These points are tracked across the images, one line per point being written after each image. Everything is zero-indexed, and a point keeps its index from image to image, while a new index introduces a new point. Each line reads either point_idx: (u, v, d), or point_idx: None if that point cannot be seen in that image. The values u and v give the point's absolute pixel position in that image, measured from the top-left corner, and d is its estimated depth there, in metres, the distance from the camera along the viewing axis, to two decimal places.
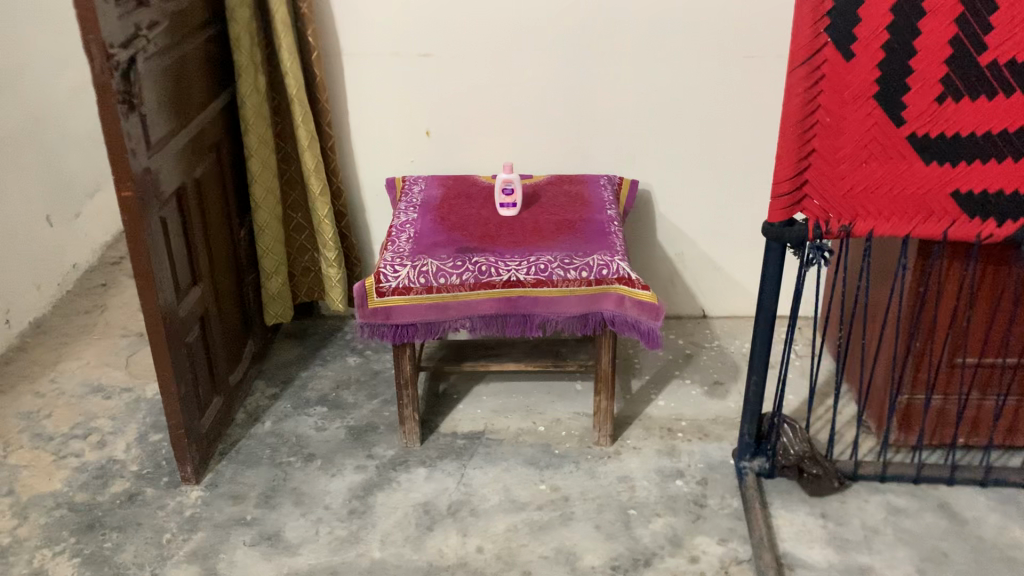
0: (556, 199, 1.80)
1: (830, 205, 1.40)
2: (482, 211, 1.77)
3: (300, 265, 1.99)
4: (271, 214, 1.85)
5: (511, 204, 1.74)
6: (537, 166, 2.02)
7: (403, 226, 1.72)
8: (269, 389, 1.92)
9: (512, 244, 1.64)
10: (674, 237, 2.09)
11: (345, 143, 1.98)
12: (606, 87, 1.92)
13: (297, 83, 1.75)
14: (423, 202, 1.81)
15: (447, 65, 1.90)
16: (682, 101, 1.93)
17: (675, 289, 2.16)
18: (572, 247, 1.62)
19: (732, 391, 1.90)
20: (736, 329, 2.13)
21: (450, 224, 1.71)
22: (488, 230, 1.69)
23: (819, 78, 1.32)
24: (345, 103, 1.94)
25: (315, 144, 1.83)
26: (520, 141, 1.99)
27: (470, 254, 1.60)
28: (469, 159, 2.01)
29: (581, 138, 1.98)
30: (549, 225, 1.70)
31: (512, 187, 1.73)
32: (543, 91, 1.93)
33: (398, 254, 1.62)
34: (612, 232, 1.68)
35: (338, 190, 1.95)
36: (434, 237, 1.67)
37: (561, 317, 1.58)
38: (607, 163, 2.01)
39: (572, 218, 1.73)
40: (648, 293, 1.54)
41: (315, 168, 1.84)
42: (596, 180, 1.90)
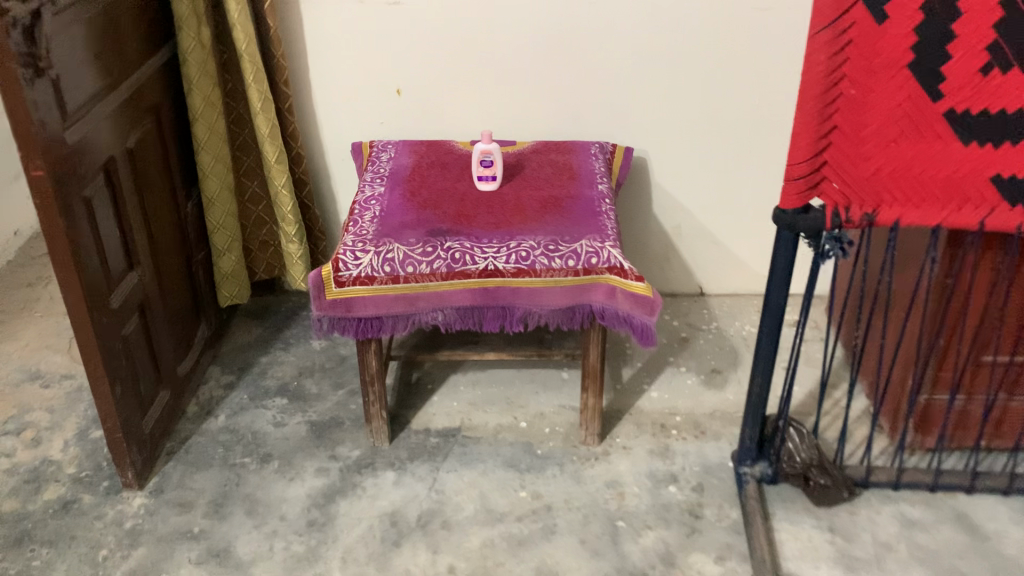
0: (541, 172, 1.61)
1: (852, 189, 1.22)
2: (457, 184, 1.58)
3: (258, 239, 1.80)
4: (222, 185, 1.65)
5: (490, 177, 1.55)
6: (520, 131, 1.83)
7: (368, 202, 1.53)
8: (224, 377, 1.75)
9: (491, 225, 1.46)
10: (671, 209, 1.91)
11: (307, 104, 1.78)
12: (598, 43, 1.72)
13: (246, 38, 1.54)
14: (391, 172, 1.62)
15: (419, 16, 1.68)
16: (681, 59, 1.73)
17: (670, 264, 1.98)
18: (558, 231, 1.44)
19: (731, 380, 1.75)
20: (736, 310, 1.97)
21: (421, 200, 1.53)
22: (463, 208, 1.51)
23: (845, 43, 1.13)
24: (305, 58, 1.73)
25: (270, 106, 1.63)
26: (501, 103, 1.79)
27: (441, 238, 1.42)
28: (445, 122, 1.81)
29: (569, 100, 1.79)
30: (533, 203, 1.52)
31: (490, 159, 1.54)
32: (527, 47, 1.72)
33: (361, 236, 1.43)
34: (603, 211, 1.50)
35: (299, 157, 1.75)
36: (402, 216, 1.48)
37: (544, 311, 1.42)
38: (597, 127, 1.82)
39: (558, 195, 1.54)
40: (643, 285, 1.36)
41: (271, 134, 1.64)
42: (585, 149, 1.71)
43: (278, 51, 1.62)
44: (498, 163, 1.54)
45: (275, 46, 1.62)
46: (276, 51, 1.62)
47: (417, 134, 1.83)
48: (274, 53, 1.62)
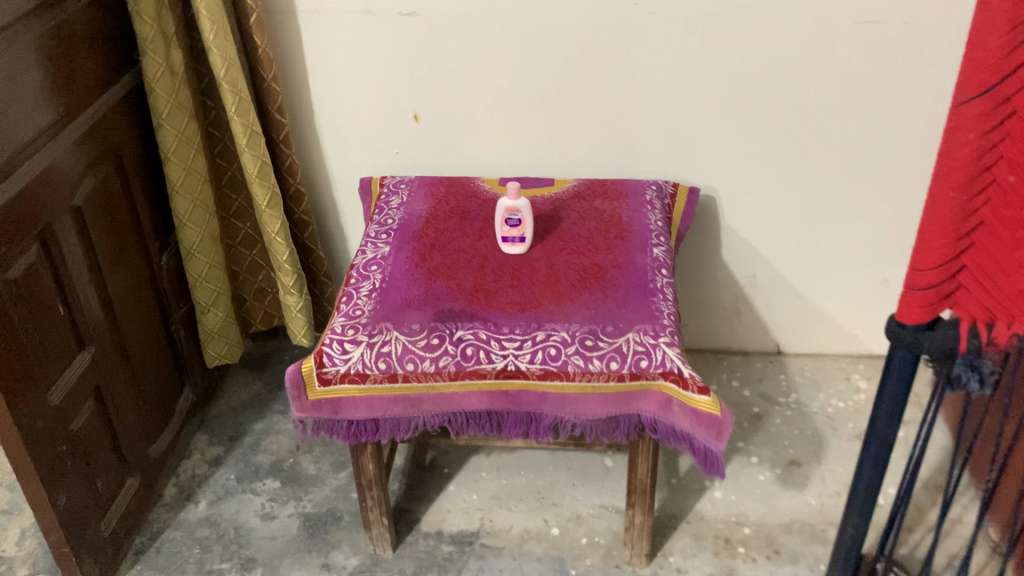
0: (581, 228, 1.31)
1: (1001, 303, 0.89)
2: (477, 244, 1.28)
3: (252, 286, 1.54)
4: (204, 232, 1.39)
5: (518, 238, 1.25)
6: (561, 163, 1.53)
7: (368, 266, 1.24)
8: (211, 449, 1.51)
9: (516, 306, 1.16)
10: (744, 256, 1.59)
11: (310, 130, 1.50)
12: (659, 62, 1.40)
13: (225, 61, 1.26)
14: (400, 224, 1.33)
15: (441, 29, 1.38)
16: (762, 84, 1.40)
17: (741, 320, 1.66)
18: (599, 315, 1.13)
19: (812, 478, 1.43)
20: (819, 376, 1.64)
21: (432, 267, 1.24)
22: (483, 279, 1.21)
23: (1006, 116, 0.79)
24: (307, 79, 1.44)
25: (260, 139, 1.35)
26: (538, 131, 1.49)
27: (452, 322, 1.13)
28: (472, 153, 1.52)
29: (622, 127, 1.47)
30: (569, 273, 1.22)
31: (518, 217, 1.24)
32: (572, 66, 1.41)
33: (353, 318, 1.15)
34: (657, 287, 1.19)
35: (299, 193, 1.48)
36: (406, 289, 1.20)
37: (580, 419, 1.12)
38: (656, 159, 1.50)
39: (600, 261, 1.23)
40: (708, 400, 1.05)
41: (262, 173, 1.37)
42: (639, 193, 1.40)
43: (268, 72, 1.34)
44: (529, 220, 1.24)
45: (266, 65, 1.33)
46: (267, 72, 1.34)
47: (438, 167, 1.54)
48: (264, 74, 1.34)
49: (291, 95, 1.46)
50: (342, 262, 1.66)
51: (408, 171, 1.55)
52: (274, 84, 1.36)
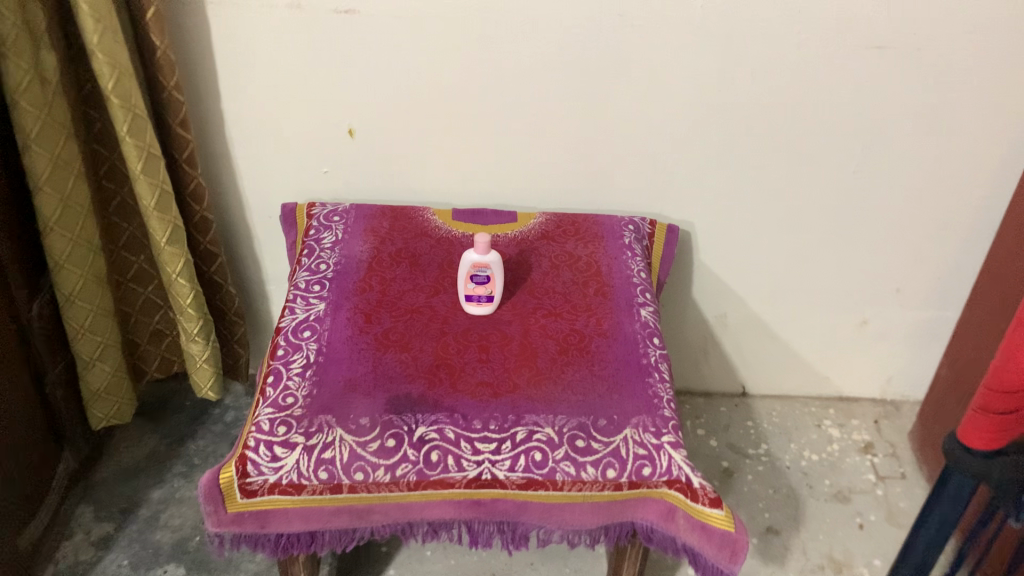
0: (555, 280, 1.11)
1: None
2: (432, 300, 1.07)
3: (146, 329, 1.29)
4: (87, 275, 1.12)
5: (483, 297, 1.04)
6: (520, 187, 1.32)
7: (299, 332, 1.02)
8: (98, 526, 1.26)
9: (486, 390, 0.96)
10: (717, 294, 1.43)
11: (218, 144, 1.24)
12: (640, 80, 1.20)
13: (115, 70, 0.99)
14: (337, 271, 1.10)
15: (385, 31, 1.14)
16: (753, 111, 1.23)
17: (707, 360, 1.51)
18: (588, 405, 0.94)
19: (793, 547, 1.30)
20: (789, 422, 1.51)
21: (380, 333, 1.02)
22: (443, 351, 1.00)
23: None
24: (215, 85, 1.18)
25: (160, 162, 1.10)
26: (496, 151, 1.28)
27: (410, 414, 0.92)
28: (415, 173, 1.29)
29: (592, 150, 1.28)
30: (546, 343, 1.02)
31: (485, 273, 1.03)
32: (539, 80, 1.20)
33: (285, 408, 0.93)
34: (651, 363, 1.00)
35: (207, 221, 1.23)
36: (348, 366, 0.98)
37: (564, 530, 0.94)
38: (629, 187, 1.32)
39: (581, 326, 1.04)
40: (722, 513, 0.88)
41: (162, 204, 1.11)
42: (615, 233, 1.20)
43: (169, 79, 1.08)
44: (498, 279, 1.03)
45: (166, 71, 1.07)
46: (167, 79, 1.08)
47: (374, 189, 1.31)
48: (164, 81, 1.08)
49: (194, 103, 1.20)
50: (256, 293, 1.41)
51: (338, 193, 1.31)
52: (178, 94, 1.10)
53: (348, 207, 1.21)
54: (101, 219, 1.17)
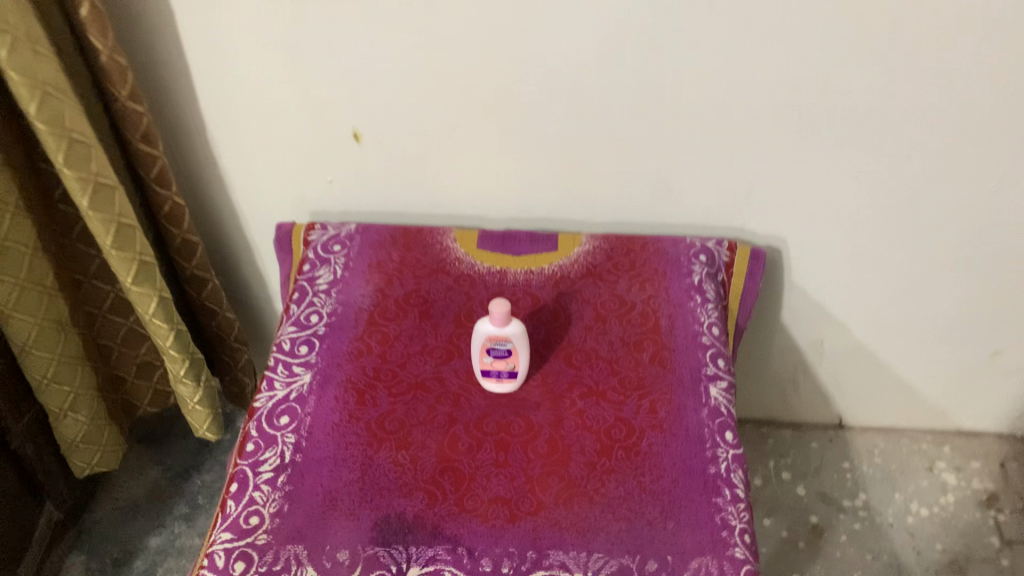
0: (599, 343, 0.87)
1: None
2: (442, 372, 0.85)
3: (133, 361, 1.12)
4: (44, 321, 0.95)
5: (504, 372, 0.81)
6: (565, 199, 1.05)
7: (276, 417, 0.82)
8: None
9: (500, 511, 0.75)
10: (811, 321, 1.16)
11: (199, 149, 1.02)
12: (712, 79, 0.90)
13: (38, 90, 0.78)
14: (329, 326, 0.89)
15: (377, 18, 0.88)
16: (866, 114, 0.92)
17: (796, 391, 1.26)
18: (631, 541, 0.73)
19: None
20: (895, 467, 1.26)
21: (373, 422, 0.81)
22: (450, 449, 0.79)
23: None
24: (186, 83, 0.96)
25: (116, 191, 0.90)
26: (533, 158, 1.01)
27: (402, 547, 0.73)
28: (434, 180, 1.05)
29: (656, 159, 0.99)
30: (584, 439, 0.79)
31: (505, 348, 0.79)
32: (584, 76, 0.92)
33: (246, 531, 0.74)
34: (719, 474, 0.77)
35: (193, 245, 1.03)
36: (331, 470, 0.78)
37: None
38: (706, 203, 1.03)
39: (629, 415, 0.81)
40: None
41: (123, 240, 0.92)
42: (681, 268, 0.95)
43: (122, 90, 0.87)
44: (523, 353, 0.80)
45: (116, 81, 0.86)
46: (120, 89, 0.87)
47: (387, 198, 1.07)
48: (116, 93, 0.87)
49: (164, 105, 0.98)
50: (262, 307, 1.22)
51: (343, 202, 1.08)
52: (136, 106, 0.89)
53: (355, 231, 1.00)
54: (62, 249, 0.98)
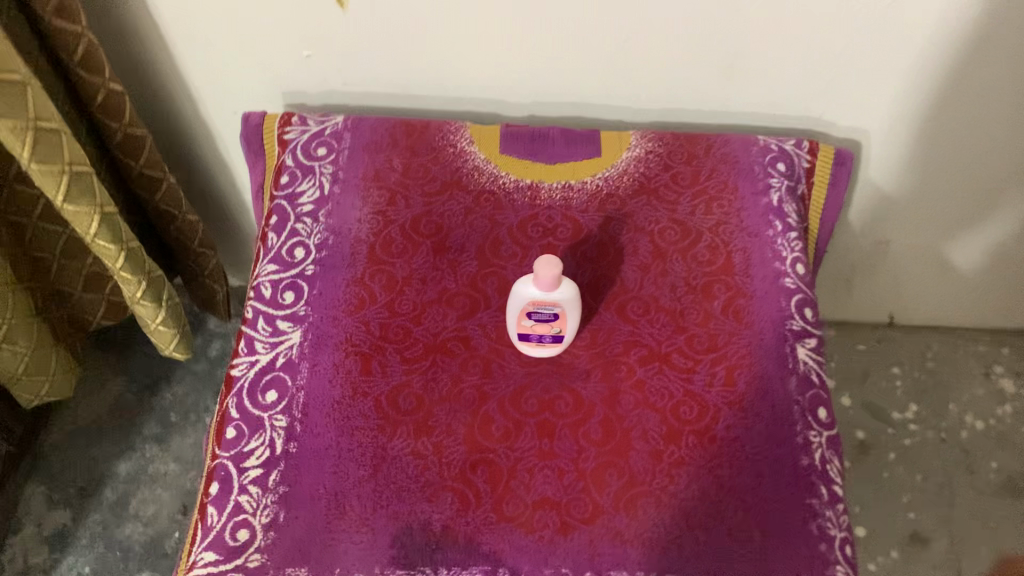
0: (659, 288, 0.70)
1: None
2: (465, 329, 0.68)
3: (78, 274, 0.93)
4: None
5: (548, 337, 0.65)
6: (604, 87, 0.83)
7: (261, 392, 0.65)
8: (51, 517, 1.00)
9: (549, 518, 0.60)
10: (880, 223, 0.99)
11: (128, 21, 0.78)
12: None
13: None
14: (320, 266, 0.71)
15: None
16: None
17: (847, 291, 1.12)
18: (711, 554, 0.59)
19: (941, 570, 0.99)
20: (948, 375, 1.14)
21: (382, 397, 0.65)
22: (482, 433, 0.63)
23: None
24: None
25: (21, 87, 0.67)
26: (565, 37, 0.78)
27: (430, 571, 0.59)
28: (438, 64, 0.81)
29: (726, 40, 0.76)
30: (648, 421, 0.64)
31: (552, 312, 0.63)
32: None
33: (234, 549, 0.59)
34: (814, 466, 0.63)
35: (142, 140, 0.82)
36: (334, 465, 0.62)
37: None
38: (781, 93, 0.82)
39: (701, 388, 0.65)
40: None
41: (43, 146, 0.71)
42: (755, 183, 0.76)
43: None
44: (573, 316, 0.64)
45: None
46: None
47: (375, 82, 0.84)
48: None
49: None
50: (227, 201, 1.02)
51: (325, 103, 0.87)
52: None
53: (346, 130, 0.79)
54: None
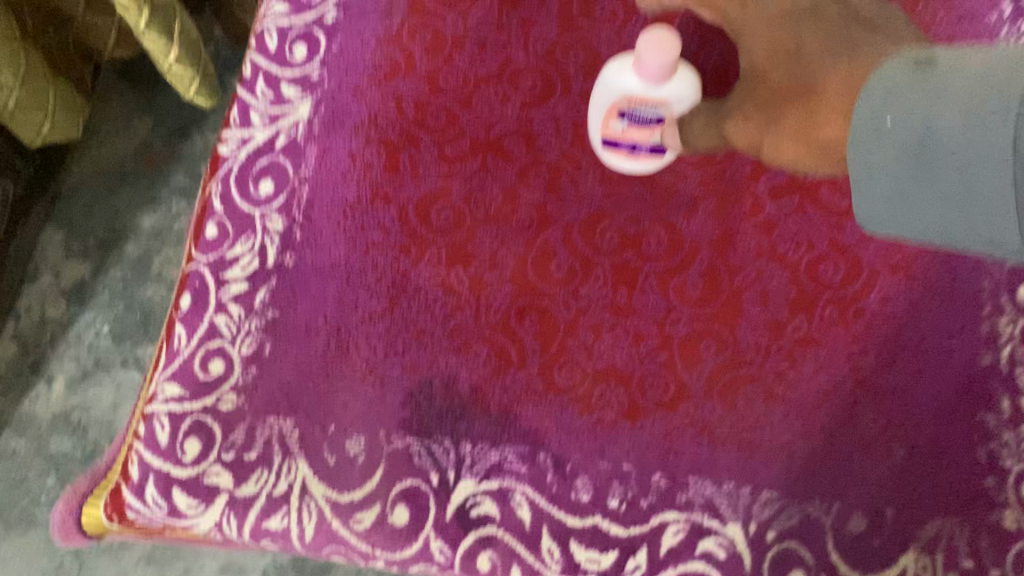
0: None
1: None
2: (531, 123, 0.50)
3: None
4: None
5: (645, 149, 0.48)
6: None
7: (253, 181, 0.49)
8: (69, 267, 0.84)
9: (615, 396, 0.45)
10: None
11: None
12: None
13: None
14: (343, 13, 0.52)
15: None
16: None
17: None
18: (827, 471, 0.44)
19: None
20: None
21: (410, 206, 0.48)
22: (537, 271, 0.48)
23: None
24: None
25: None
26: None
27: (449, 446, 0.45)
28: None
29: None
30: (771, 280, 0.47)
31: (656, 112, 0.46)
32: None
33: (206, 385, 0.46)
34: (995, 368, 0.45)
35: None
36: (339, 290, 0.47)
37: None
38: None
39: (854, 239, 0.46)
40: None
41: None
42: None
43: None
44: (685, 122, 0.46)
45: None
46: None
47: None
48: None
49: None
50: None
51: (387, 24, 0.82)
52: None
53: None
54: None
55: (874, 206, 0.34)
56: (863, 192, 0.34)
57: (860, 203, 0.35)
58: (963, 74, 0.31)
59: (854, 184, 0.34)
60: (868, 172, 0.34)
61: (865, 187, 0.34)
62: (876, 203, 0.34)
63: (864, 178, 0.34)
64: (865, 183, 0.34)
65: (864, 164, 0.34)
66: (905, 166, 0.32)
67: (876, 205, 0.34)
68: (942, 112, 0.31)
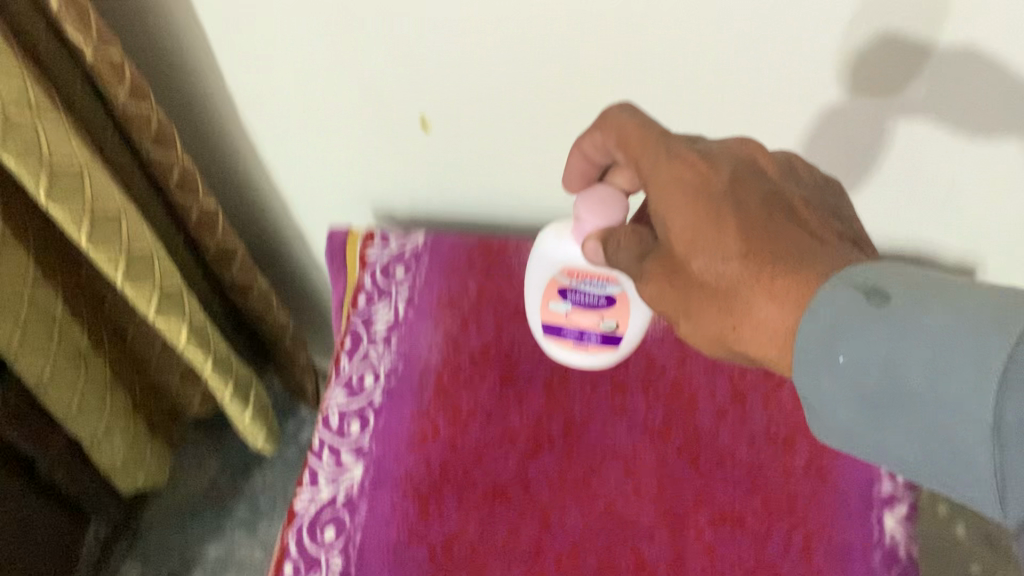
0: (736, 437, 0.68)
1: None
2: (530, 475, 0.67)
3: (175, 367, 0.96)
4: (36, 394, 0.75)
5: (594, 336, 0.68)
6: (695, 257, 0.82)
7: (319, 529, 0.65)
8: None
9: None
10: None
11: (210, 91, 0.83)
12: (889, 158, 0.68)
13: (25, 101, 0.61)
14: (388, 399, 0.71)
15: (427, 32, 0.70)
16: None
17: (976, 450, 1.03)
18: None
19: None
20: None
21: (438, 544, 0.63)
22: None
23: None
24: None
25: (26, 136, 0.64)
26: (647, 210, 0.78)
27: None
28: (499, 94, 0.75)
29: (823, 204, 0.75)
30: None
31: (603, 290, 0.65)
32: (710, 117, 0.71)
33: None
34: None
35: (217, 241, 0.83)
36: None
37: None
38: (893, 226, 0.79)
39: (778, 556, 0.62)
40: None
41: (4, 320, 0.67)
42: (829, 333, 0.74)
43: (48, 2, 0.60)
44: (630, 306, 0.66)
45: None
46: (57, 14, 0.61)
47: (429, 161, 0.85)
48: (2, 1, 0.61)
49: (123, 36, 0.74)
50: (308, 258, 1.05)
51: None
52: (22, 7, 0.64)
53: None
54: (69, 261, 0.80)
55: (839, 423, 0.46)
56: (830, 412, 0.45)
57: (823, 418, 0.47)
58: (916, 321, 0.42)
59: (818, 383, 0.45)
60: (841, 382, 0.44)
61: (835, 399, 0.45)
62: (841, 418, 0.45)
63: (843, 413, 0.45)
64: (837, 417, 0.45)
65: (839, 398, 0.45)
66: (881, 397, 0.43)
67: (837, 414, 0.45)
68: (917, 344, 0.42)
